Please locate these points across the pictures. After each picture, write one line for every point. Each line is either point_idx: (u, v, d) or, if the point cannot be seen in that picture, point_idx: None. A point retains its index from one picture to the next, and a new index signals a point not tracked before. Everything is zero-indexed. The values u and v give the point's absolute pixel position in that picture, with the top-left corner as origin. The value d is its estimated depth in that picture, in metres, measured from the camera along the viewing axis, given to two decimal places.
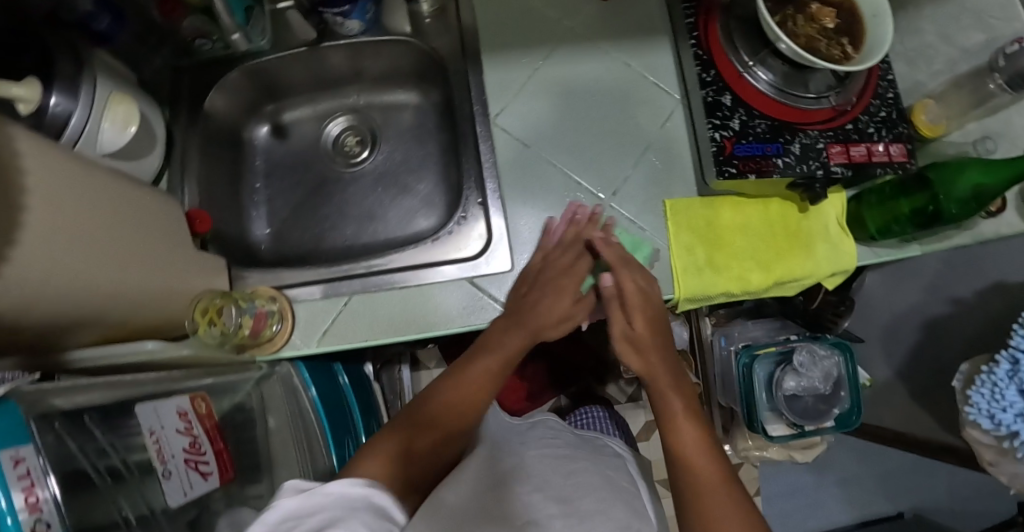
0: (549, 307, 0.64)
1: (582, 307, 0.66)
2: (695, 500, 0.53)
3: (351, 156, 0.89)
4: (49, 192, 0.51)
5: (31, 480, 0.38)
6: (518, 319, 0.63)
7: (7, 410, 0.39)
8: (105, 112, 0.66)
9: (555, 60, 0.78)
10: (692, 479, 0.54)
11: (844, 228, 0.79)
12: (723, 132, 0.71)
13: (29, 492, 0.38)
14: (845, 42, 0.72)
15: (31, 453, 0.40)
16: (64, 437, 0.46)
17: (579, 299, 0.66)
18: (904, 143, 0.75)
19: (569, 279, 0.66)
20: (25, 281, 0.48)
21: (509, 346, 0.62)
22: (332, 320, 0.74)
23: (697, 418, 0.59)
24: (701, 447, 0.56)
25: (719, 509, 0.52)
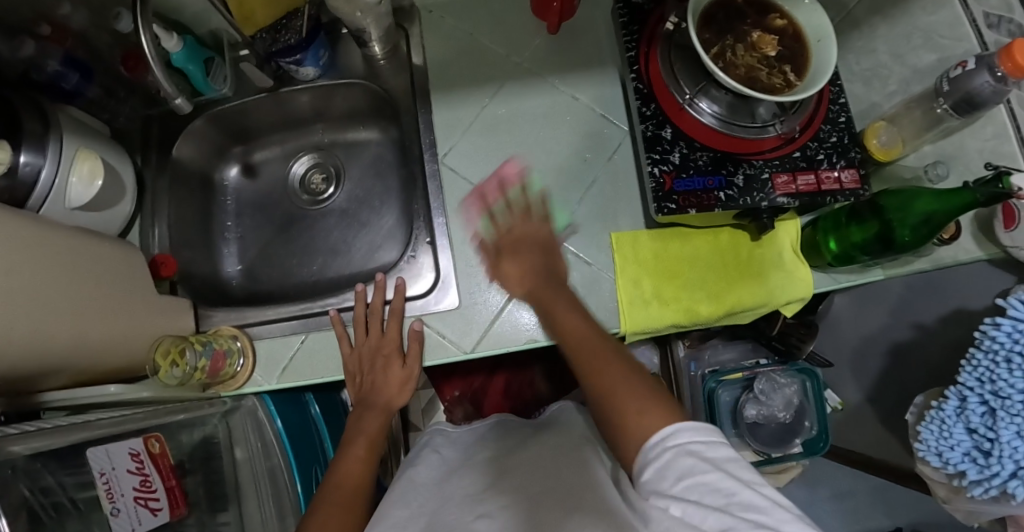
0: (383, 377, 0.73)
1: (414, 364, 0.73)
2: (582, 363, 0.55)
3: (316, 194, 0.92)
4: (10, 258, 0.56)
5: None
6: (366, 402, 0.73)
7: None
8: (73, 168, 0.72)
9: (501, 99, 0.80)
10: (576, 350, 0.57)
11: (800, 255, 0.78)
12: (662, 167, 0.71)
13: None
14: (787, 70, 0.72)
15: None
16: (17, 482, 0.50)
17: (410, 358, 0.73)
18: (856, 168, 0.74)
19: (386, 350, 0.73)
20: None
21: (371, 426, 0.71)
22: (288, 357, 0.77)
23: (568, 297, 0.64)
24: (594, 338, 0.57)
25: (606, 363, 0.54)
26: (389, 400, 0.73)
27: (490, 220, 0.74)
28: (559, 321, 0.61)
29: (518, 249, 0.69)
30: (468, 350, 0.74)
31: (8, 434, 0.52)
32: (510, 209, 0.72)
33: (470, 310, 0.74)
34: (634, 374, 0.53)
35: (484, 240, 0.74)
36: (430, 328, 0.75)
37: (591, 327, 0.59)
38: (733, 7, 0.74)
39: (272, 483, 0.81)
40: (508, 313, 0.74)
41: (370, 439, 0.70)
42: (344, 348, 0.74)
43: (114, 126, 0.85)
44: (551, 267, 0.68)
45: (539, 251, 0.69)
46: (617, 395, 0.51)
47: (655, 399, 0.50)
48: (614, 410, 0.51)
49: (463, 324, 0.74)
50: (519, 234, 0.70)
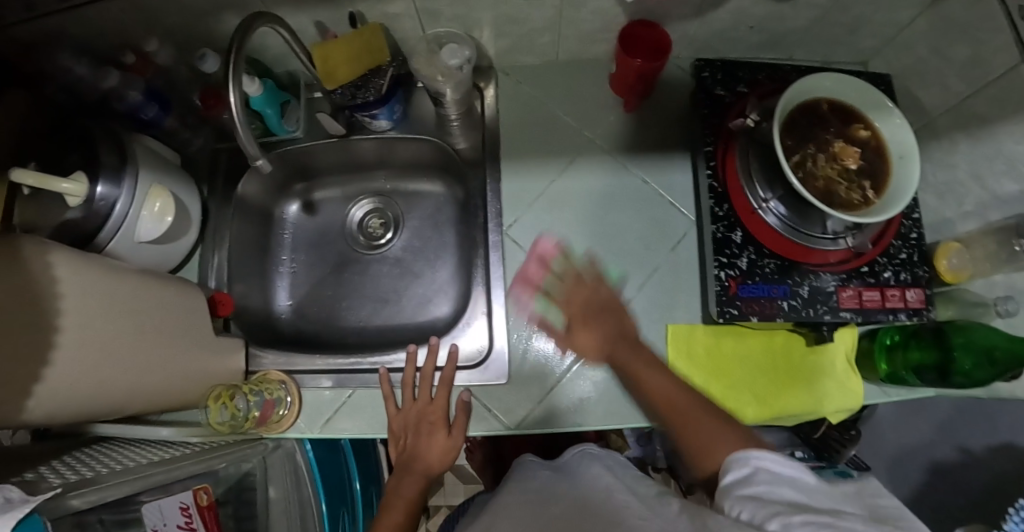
0: (429, 446, 0.72)
1: (459, 436, 0.73)
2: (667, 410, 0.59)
3: (373, 238, 0.92)
4: (84, 309, 0.57)
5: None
6: (407, 467, 0.71)
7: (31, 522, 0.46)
8: (145, 202, 0.73)
9: (571, 175, 0.80)
10: (646, 385, 0.62)
11: (853, 366, 0.77)
12: (728, 271, 0.71)
13: None
14: (867, 186, 0.71)
15: None
16: None
17: (456, 427, 0.73)
18: (922, 288, 0.74)
19: (433, 417, 0.74)
20: (57, 394, 0.54)
21: (412, 491, 0.69)
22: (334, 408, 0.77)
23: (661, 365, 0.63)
24: (689, 398, 0.59)
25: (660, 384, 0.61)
26: (429, 464, 0.72)
27: (548, 301, 0.75)
28: (640, 379, 0.62)
29: (587, 316, 0.68)
30: (511, 426, 0.74)
31: (71, 487, 0.52)
32: (563, 283, 0.72)
33: (520, 385, 0.75)
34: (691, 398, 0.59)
35: (540, 319, 0.76)
36: (477, 399, 0.75)
37: (686, 394, 0.60)
38: (819, 114, 0.73)
39: (302, 520, 0.82)
40: (561, 388, 0.74)
41: (409, 507, 0.68)
42: (394, 409, 0.74)
43: (184, 155, 0.86)
44: (623, 331, 0.67)
45: (606, 334, 0.66)
46: (692, 439, 0.55)
47: (718, 423, 0.55)
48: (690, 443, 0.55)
49: (509, 399, 0.75)
50: (594, 295, 0.69)
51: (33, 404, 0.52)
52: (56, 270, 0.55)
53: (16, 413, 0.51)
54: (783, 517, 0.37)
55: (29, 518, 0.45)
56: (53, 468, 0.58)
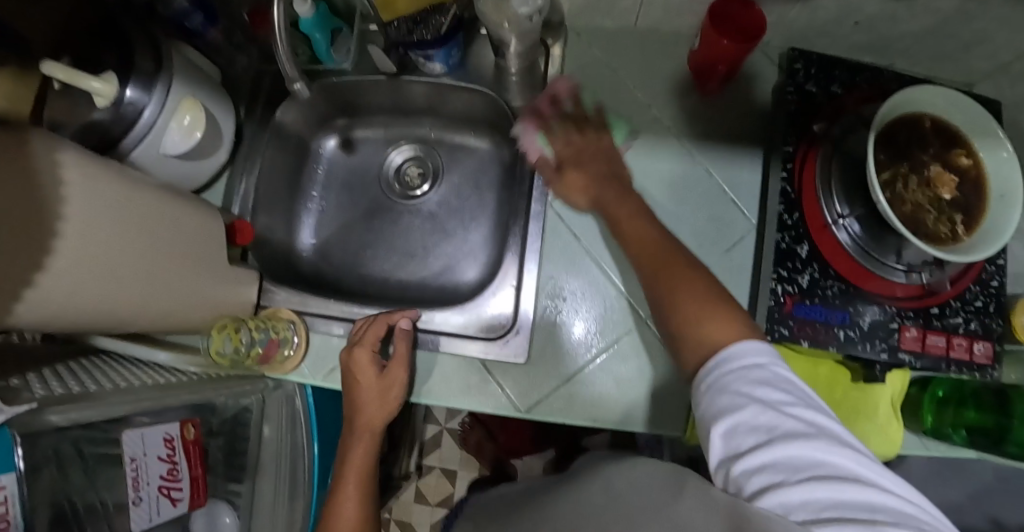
0: (363, 403, 0.68)
1: (397, 372, 0.69)
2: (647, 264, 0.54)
3: (409, 187, 0.88)
4: (92, 216, 0.52)
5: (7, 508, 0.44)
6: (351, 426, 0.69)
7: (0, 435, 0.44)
8: (175, 115, 0.68)
9: (631, 154, 0.74)
10: (621, 233, 0.59)
11: (898, 412, 0.70)
12: (787, 287, 0.64)
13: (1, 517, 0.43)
14: (957, 220, 0.63)
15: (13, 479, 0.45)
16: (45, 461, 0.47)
17: (388, 372, 0.68)
18: (992, 342, 0.67)
19: (361, 359, 0.69)
20: (48, 302, 0.50)
21: (359, 454, 0.68)
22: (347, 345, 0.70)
23: (645, 211, 0.60)
24: (667, 247, 0.55)
25: (633, 225, 0.58)
26: (387, 387, 0.68)
27: (547, 137, 0.74)
28: (624, 221, 0.59)
29: (580, 163, 0.69)
30: (523, 409, 0.70)
31: (50, 400, 0.49)
32: (570, 131, 0.72)
33: (538, 368, 0.70)
34: (669, 247, 0.55)
35: (543, 155, 0.73)
36: (491, 376, 0.71)
37: (670, 242, 0.55)
38: (919, 130, 0.65)
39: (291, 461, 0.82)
40: (578, 380, 0.70)
41: (361, 473, 0.68)
42: (369, 374, 0.68)
43: (227, 71, 0.82)
44: (619, 177, 0.66)
45: (603, 180, 0.66)
46: (679, 285, 0.51)
47: (714, 288, 0.50)
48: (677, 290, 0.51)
49: (524, 380, 0.71)
50: (587, 144, 0.70)
51: (23, 309, 0.48)
52: (63, 172, 0.51)
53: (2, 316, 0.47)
54: (776, 488, 0.35)
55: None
56: (42, 377, 0.55)
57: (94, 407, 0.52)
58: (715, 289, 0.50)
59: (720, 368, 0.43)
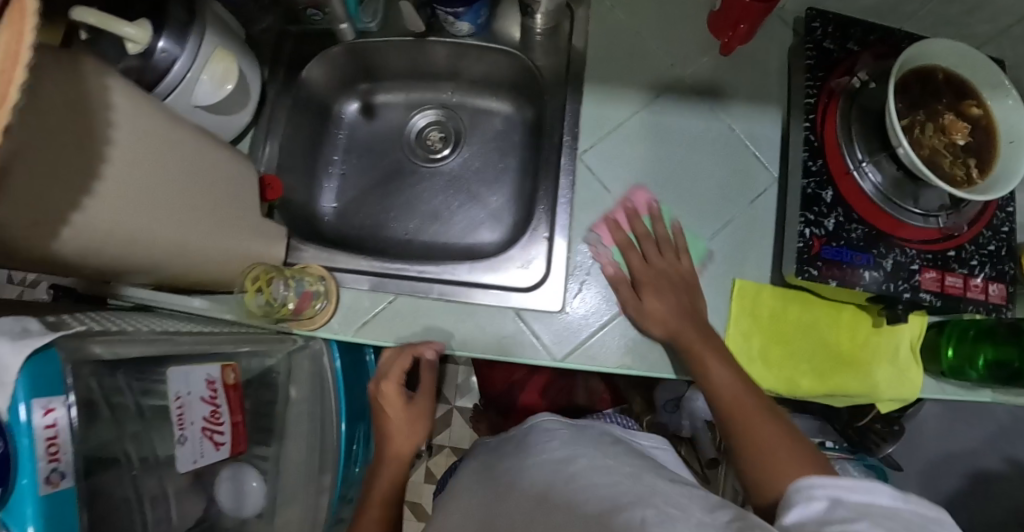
0: (397, 432, 0.72)
1: (424, 400, 0.74)
2: (729, 415, 0.55)
3: (431, 150, 0.89)
4: (136, 146, 0.52)
5: (57, 429, 0.42)
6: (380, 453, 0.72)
7: (46, 359, 0.42)
8: (207, 65, 0.67)
9: (657, 109, 0.75)
10: (708, 378, 0.59)
11: (916, 355, 0.73)
12: (814, 230, 0.67)
13: (52, 444, 0.41)
14: (972, 164, 0.66)
15: (62, 403, 0.42)
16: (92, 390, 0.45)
17: (418, 399, 0.74)
18: (1005, 284, 0.70)
19: (392, 393, 0.73)
20: (92, 230, 0.49)
21: (387, 479, 0.71)
22: (376, 375, 0.74)
23: (729, 369, 0.59)
24: (754, 405, 0.55)
25: (720, 381, 0.58)
26: (414, 418, 0.73)
27: (624, 252, 0.70)
28: (707, 368, 0.60)
29: (658, 287, 0.67)
30: (558, 358, 0.70)
31: (94, 331, 0.48)
32: (652, 243, 0.70)
33: (570, 317, 0.71)
34: (761, 405, 0.55)
35: (612, 270, 0.71)
36: (526, 326, 0.71)
37: (749, 394, 0.56)
38: (932, 80, 0.68)
39: (320, 425, 0.80)
40: (610, 329, 0.71)
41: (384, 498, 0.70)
42: (397, 407, 0.73)
43: (249, 32, 0.81)
44: (691, 312, 0.65)
45: (679, 306, 0.66)
46: (763, 436, 0.51)
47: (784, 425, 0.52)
48: (757, 442, 0.51)
49: (558, 328, 0.71)
50: (661, 261, 0.69)
51: (70, 233, 0.47)
52: (111, 96, 0.50)
53: (48, 240, 0.46)
54: None
55: (44, 352, 0.41)
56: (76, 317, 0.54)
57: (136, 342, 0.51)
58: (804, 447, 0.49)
59: (816, 486, 0.40)
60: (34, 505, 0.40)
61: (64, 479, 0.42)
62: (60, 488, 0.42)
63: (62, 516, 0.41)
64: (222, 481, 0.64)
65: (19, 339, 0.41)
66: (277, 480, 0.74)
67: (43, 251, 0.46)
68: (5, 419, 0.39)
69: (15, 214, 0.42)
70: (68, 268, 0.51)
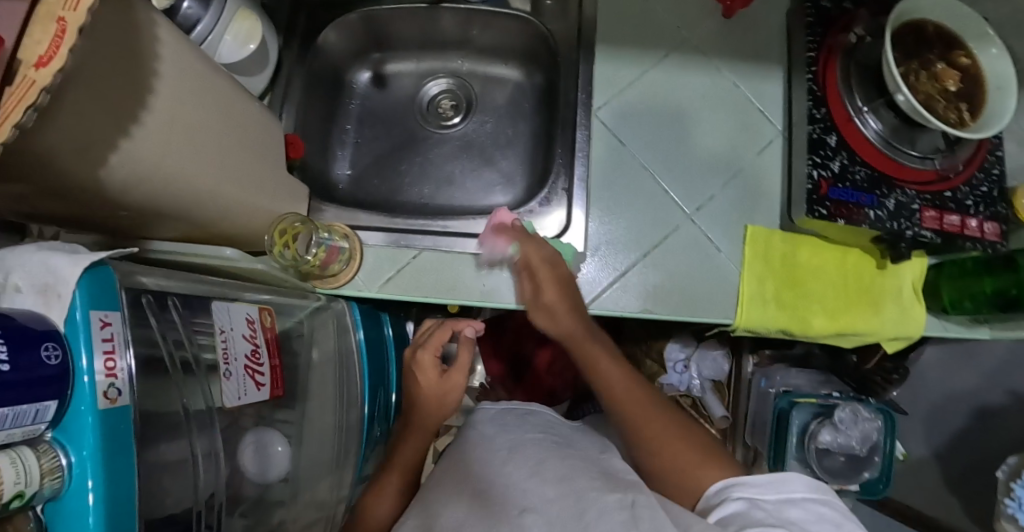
0: (428, 404, 0.73)
1: (457, 377, 0.74)
2: (628, 415, 0.56)
3: (443, 118, 0.91)
4: (177, 83, 0.52)
5: (114, 345, 0.40)
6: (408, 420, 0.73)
7: (103, 273, 0.41)
8: (230, 24, 0.68)
9: (665, 67, 0.78)
10: (602, 375, 0.61)
11: (919, 295, 0.77)
12: (821, 171, 0.70)
13: (109, 357, 0.39)
14: (964, 108, 0.71)
15: (117, 320, 0.41)
16: (145, 314, 0.45)
17: (451, 375, 0.74)
18: (999, 223, 0.73)
19: (429, 361, 0.74)
20: (137, 161, 0.49)
21: (410, 453, 0.71)
22: (412, 347, 0.77)
23: (614, 356, 0.63)
24: (643, 396, 0.58)
25: (609, 371, 0.61)
26: (445, 390, 0.73)
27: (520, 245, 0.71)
28: (597, 367, 0.61)
29: (556, 281, 0.67)
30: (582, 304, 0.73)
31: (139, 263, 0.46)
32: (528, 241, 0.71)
33: (591, 266, 0.74)
34: (652, 400, 0.58)
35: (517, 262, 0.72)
36: None
37: (641, 388, 0.59)
38: (924, 32, 0.73)
39: (342, 392, 0.80)
40: (624, 279, 0.73)
41: (404, 472, 0.70)
42: (431, 375, 0.73)
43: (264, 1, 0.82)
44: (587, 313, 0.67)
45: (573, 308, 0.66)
46: (655, 433, 0.54)
47: (675, 421, 0.55)
48: (650, 441, 0.54)
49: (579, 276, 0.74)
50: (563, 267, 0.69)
51: (117, 161, 0.47)
52: (158, 30, 0.50)
53: (97, 166, 0.46)
54: None
55: (99, 265, 0.40)
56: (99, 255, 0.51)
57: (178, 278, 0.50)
58: (693, 439, 0.54)
59: (736, 488, 0.46)
60: (94, 419, 0.37)
61: (121, 397, 0.39)
62: (118, 405, 0.39)
63: (121, 436, 0.38)
64: (250, 444, 0.62)
65: (75, 254, 0.40)
66: (301, 441, 0.73)
67: (92, 178, 0.46)
68: (63, 329, 0.38)
69: (72, 133, 0.42)
70: (109, 204, 0.50)
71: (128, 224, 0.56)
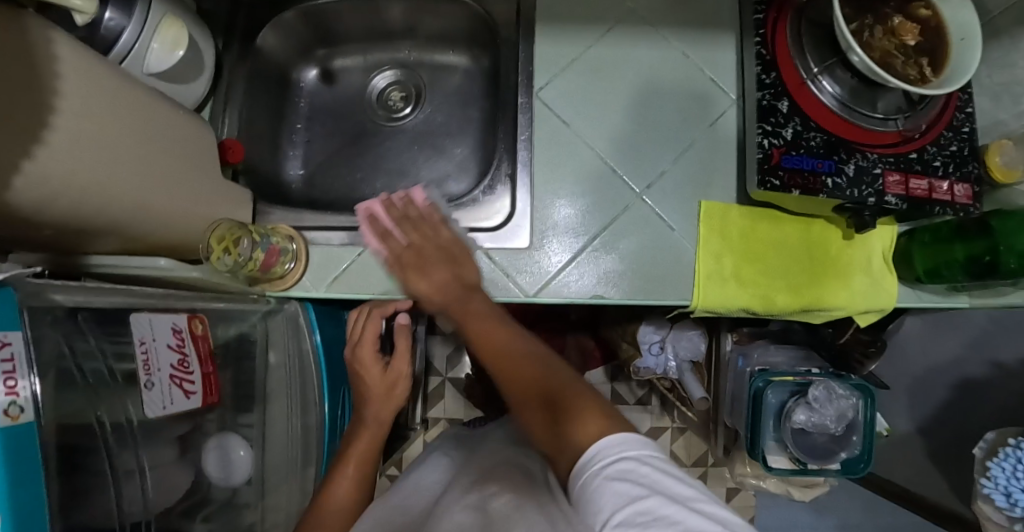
0: (370, 396, 0.72)
1: (400, 366, 0.74)
2: (525, 393, 0.48)
3: (393, 111, 0.89)
4: (81, 99, 0.51)
5: (14, 365, 0.36)
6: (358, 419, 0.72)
7: (3, 294, 0.37)
8: (156, 34, 0.66)
9: (609, 42, 0.75)
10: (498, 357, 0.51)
11: (889, 265, 0.74)
12: (772, 140, 0.67)
13: (9, 378, 0.36)
14: (924, 64, 0.66)
15: (19, 340, 0.38)
16: (54, 335, 0.44)
17: (394, 367, 0.74)
18: (971, 184, 0.68)
19: (368, 354, 0.74)
20: (45, 181, 0.48)
21: (362, 443, 0.69)
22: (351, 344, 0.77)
23: (511, 333, 0.53)
24: (538, 366, 0.49)
25: (505, 345, 0.52)
26: (391, 382, 0.73)
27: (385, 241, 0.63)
28: (493, 348, 0.52)
29: (427, 258, 0.60)
30: (530, 293, 0.71)
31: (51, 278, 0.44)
32: (407, 223, 0.64)
33: (541, 254, 0.71)
34: (551, 367, 0.50)
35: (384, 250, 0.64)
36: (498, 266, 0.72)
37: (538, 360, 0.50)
38: None
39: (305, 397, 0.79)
40: (572, 268, 0.71)
41: (360, 459, 0.67)
42: (373, 370, 0.74)
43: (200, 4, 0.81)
44: (464, 274, 0.59)
45: (448, 264, 0.60)
46: (562, 408, 0.45)
47: (580, 389, 0.47)
48: (553, 423, 0.45)
49: (529, 264, 0.71)
50: (429, 240, 0.61)
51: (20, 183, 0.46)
52: (55, 48, 0.50)
53: None
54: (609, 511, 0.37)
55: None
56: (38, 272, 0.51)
57: (109, 293, 0.50)
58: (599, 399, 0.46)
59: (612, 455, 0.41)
60: None
61: (24, 414, 0.36)
62: (20, 422, 0.36)
63: (26, 455, 0.36)
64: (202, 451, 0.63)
65: None
66: (262, 446, 0.73)
67: None
68: None
69: None
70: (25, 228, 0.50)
71: (52, 246, 0.55)
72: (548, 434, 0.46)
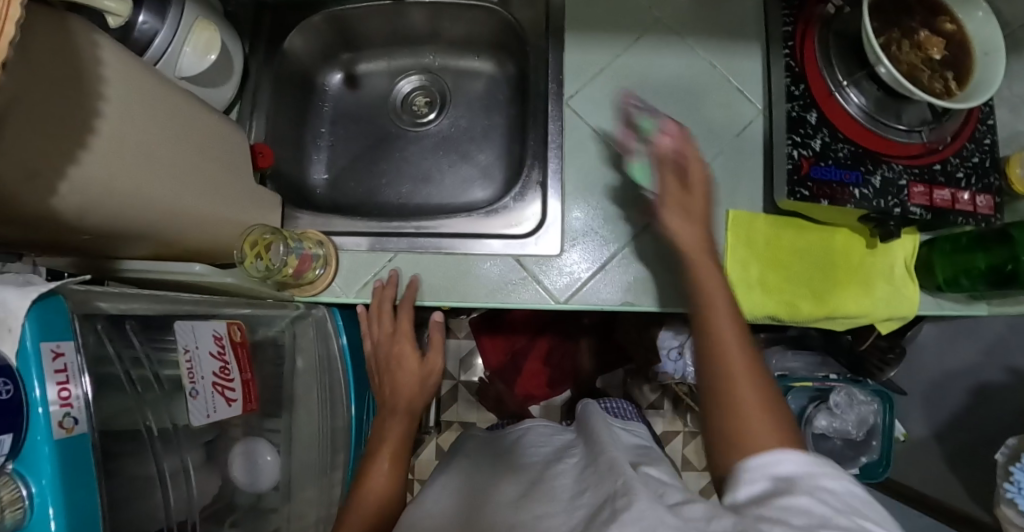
0: (400, 380, 0.73)
1: (435, 360, 0.75)
2: (726, 372, 0.47)
3: (417, 115, 0.90)
4: (124, 103, 0.51)
5: (69, 375, 0.35)
6: (388, 406, 0.72)
7: (53, 302, 0.36)
8: (189, 36, 0.66)
9: (637, 51, 0.76)
10: (713, 331, 0.50)
11: (911, 274, 0.75)
12: (801, 151, 0.68)
13: (63, 385, 0.34)
14: (949, 77, 0.67)
15: (71, 348, 0.36)
16: (105, 341, 0.44)
17: (429, 359, 0.75)
18: (992, 195, 0.70)
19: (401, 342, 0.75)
20: (88, 186, 0.48)
21: (395, 433, 0.70)
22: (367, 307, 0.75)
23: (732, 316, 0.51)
24: (745, 359, 0.48)
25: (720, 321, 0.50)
26: (426, 373, 0.75)
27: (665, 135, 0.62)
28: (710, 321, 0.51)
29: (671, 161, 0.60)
30: (560, 300, 0.72)
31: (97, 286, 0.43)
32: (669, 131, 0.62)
33: (569, 260, 0.73)
34: (750, 364, 0.48)
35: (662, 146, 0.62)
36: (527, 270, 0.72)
37: (743, 350, 0.49)
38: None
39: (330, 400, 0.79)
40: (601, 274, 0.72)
41: (393, 449, 0.69)
42: (409, 360, 0.74)
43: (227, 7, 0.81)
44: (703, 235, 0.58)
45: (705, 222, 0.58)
46: (746, 402, 0.45)
47: (762, 390, 0.46)
48: (732, 414, 0.45)
49: (557, 271, 0.73)
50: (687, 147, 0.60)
51: (66, 189, 0.46)
52: (101, 52, 0.49)
53: (46, 196, 0.45)
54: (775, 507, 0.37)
55: (49, 297, 0.35)
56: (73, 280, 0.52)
57: (149, 300, 0.49)
58: (771, 408, 0.45)
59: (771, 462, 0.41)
60: (51, 449, 0.32)
61: (78, 426, 0.34)
62: (74, 434, 0.34)
63: (83, 467, 0.34)
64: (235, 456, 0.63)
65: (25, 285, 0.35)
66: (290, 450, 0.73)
67: (43, 206, 0.45)
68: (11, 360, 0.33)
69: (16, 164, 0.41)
70: (64, 231, 0.50)
71: (89, 250, 0.55)
72: (726, 422, 0.45)
